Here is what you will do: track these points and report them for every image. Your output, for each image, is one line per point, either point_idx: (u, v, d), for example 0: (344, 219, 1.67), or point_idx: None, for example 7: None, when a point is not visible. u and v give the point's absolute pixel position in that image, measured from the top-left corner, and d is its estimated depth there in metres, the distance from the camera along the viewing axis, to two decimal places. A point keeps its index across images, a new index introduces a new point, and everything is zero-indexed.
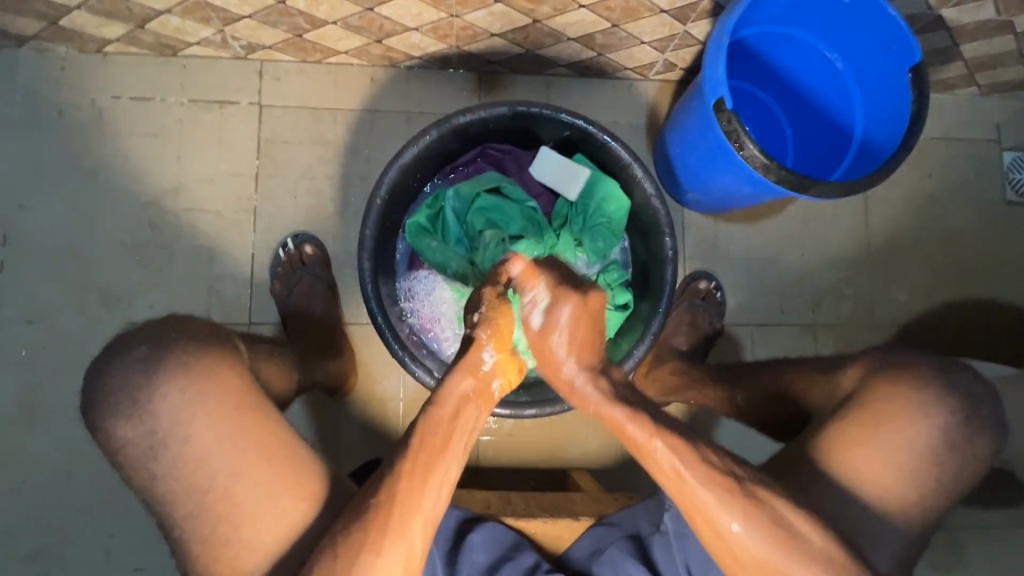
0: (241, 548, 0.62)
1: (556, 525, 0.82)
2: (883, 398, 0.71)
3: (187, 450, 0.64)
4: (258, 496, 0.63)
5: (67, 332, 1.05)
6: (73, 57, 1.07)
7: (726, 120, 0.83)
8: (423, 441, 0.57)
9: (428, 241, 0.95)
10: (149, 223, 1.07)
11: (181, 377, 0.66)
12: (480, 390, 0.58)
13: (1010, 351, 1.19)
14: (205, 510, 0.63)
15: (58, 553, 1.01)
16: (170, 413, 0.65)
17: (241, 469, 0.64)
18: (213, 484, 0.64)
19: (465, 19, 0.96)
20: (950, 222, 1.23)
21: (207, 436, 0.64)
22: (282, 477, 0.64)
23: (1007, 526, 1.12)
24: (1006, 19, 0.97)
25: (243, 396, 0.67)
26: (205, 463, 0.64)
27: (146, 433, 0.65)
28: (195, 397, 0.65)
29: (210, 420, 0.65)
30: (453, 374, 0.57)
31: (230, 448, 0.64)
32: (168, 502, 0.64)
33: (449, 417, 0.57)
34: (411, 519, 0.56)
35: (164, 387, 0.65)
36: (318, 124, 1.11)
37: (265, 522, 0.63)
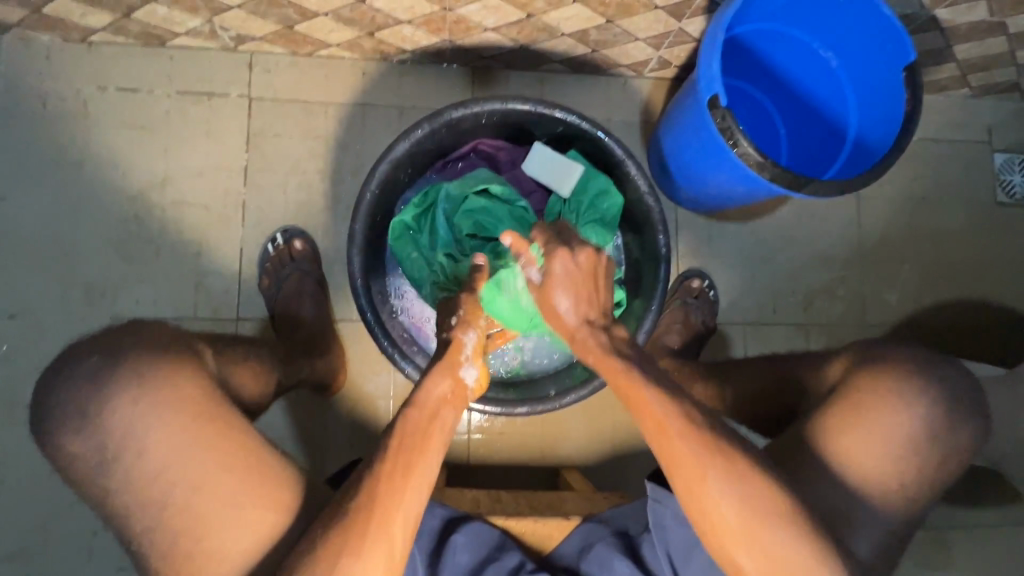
0: (203, 560, 0.61)
1: (547, 525, 0.81)
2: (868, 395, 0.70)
3: (141, 463, 0.62)
4: (220, 508, 0.62)
5: (49, 327, 1.02)
6: (57, 46, 1.05)
7: (720, 117, 0.83)
8: (403, 442, 0.58)
9: (409, 246, 0.94)
10: (135, 217, 1.05)
11: (132, 389, 0.63)
12: (454, 392, 0.63)
13: (999, 352, 1.20)
14: (163, 523, 0.61)
15: (39, 552, 0.99)
16: (122, 427, 0.63)
17: (199, 481, 0.62)
18: (171, 497, 0.62)
19: (459, 12, 0.94)
20: (942, 222, 1.23)
21: (163, 449, 0.62)
22: (244, 487, 0.63)
23: (994, 526, 1.13)
24: (999, 20, 0.97)
25: (200, 405, 0.65)
26: (160, 477, 0.62)
27: (97, 447, 0.63)
28: (148, 408, 0.63)
29: (165, 432, 0.62)
30: (432, 377, 0.63)
31: (188, 460, 0.62)
32: (126, 515, 0.63)
33: (427, 416, 0.60)
34: (390, 520, 0.56)
35: (116, 399, 0.63)
36: (308, 118, 1.09)
37: (228, 533, 0.61)
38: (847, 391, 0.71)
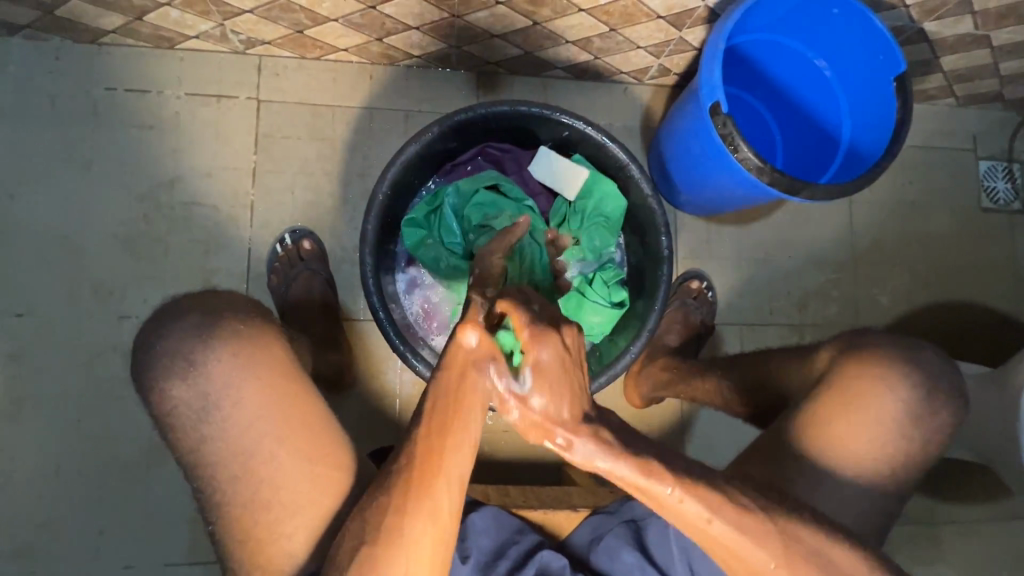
0: (281, 510, 0.63)
1: (557, 515, 0.84)
2: (848, 382, 0.73)
3: (236, 413, 0.64)
4: (301, 460, 0.64)
5: (57, 326, 1.03)
6: (68, 47, 1.06)
7: (722, 123, 0.86)
8: (435, 407, 0.57)
9: (419, 238, 0.96)
10: (144, 217, 1.06)
11: (234, 344, 0.66)
12: (484, 349, 0.54)
13: (986, 352, 1.24)
14: (249, 474, 0.64)
15: (46, 550, 0.99)
16: (222, 376, 0.65)
17: (287, 434, 0.65)
18: (259, 448, 0.64)
19: (467, 19, 0.97)
20: (929, 227, 1.28)
21: (254, 402, 0.65)
22: (323, 445, 0.66)
23: (984, 520, 1.17)
24: (984, 33, 1.01)
25: (290, 365, 0.68)
26: (252, 427, 0.64)
27: (199, 395, 0.65)
28: (247, 364, 0.65)
29: (260, 386, 0.65)
30: (456, 337, 0.55)
31: (279, 414, 0.65)
32: (212, 466, 0.64)
33: (457, 380, 0.55)
34: (433, 483, 0.58)
35: (219, 349, 0.65)
36: (316, 120, 1.11)
37: (307, 487, 0.64)
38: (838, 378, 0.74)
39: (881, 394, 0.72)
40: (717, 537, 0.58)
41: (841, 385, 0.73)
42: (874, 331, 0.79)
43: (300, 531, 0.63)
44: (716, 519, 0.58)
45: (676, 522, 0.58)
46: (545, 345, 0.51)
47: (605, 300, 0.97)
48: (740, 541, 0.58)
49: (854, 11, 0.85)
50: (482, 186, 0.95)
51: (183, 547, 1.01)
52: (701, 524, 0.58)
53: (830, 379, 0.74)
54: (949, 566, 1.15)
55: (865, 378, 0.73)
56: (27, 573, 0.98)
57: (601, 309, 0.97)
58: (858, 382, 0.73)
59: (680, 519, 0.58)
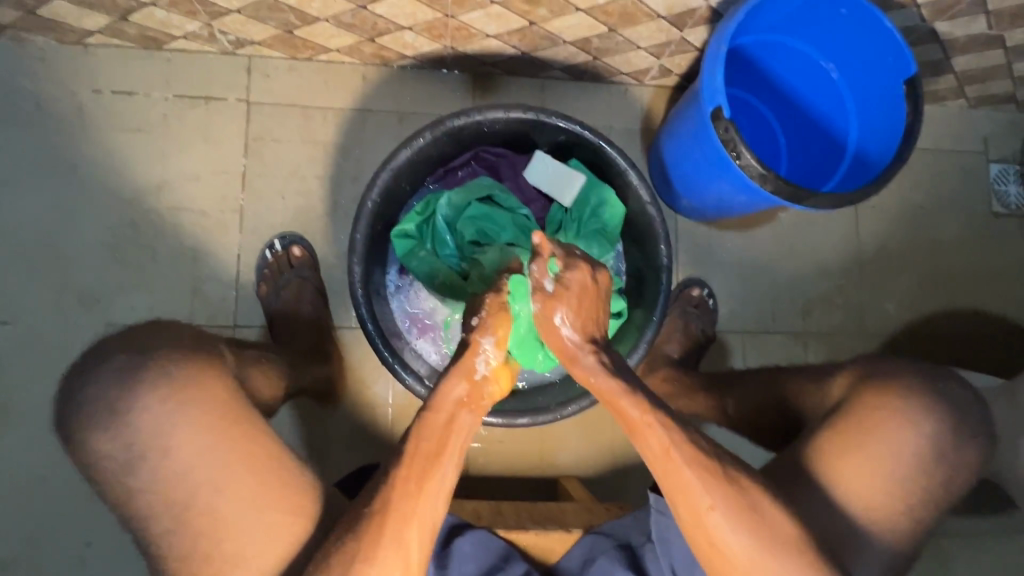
0: (221, 563, 0.60)
1: (547, 537, 0.81)
2: (861, 412, 0.70)
3: (166, 463, 0.61)
4: (243, 509, 0.61)
5: (42, 334, 1.01)
6: (52, 48, 1.03)
7: (723, 129, 0.83)
8: (419, 448, 0.58)
9: (412, 254, 0.93)
10: (131, 222, 1.04)
11: (162, 388, 0.63)
12: (472, 394, 0.61)
13: (995, 360, 1.21)
14: (184, 526, 0.61)
15: (31, 562, 0.97)
16: (148, 425, 0.62)
17: (225, 482, 0.61)
18: (194, 498, 0.61)
19: (460, 19, 0.94)
20: (938, 231, 1.24)
21: (187, 449, 0.62)
22: (266, 491, 0.62)
23: (992, 534, 1.14)
24: (998, 33, 0.97)
25: (228, 406, 0.65)
26: (185, 479, 0.61)
27: (124, 447, 0.62)
28: (177, 408, 0.63)
29: (192, 432, 0.62)
30: (448, 380, 0.61)
31: (216, 460, 0.62)
32: (147, 517, 0.62)
33: (444, 421, 0.60)
34: (406, 528, 0.57)
35: (142, 398, 0.63)
36: (307, 122, 1.08)
37: (249, 538, 0.60)
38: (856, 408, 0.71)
39: (896, 428, 0.69)
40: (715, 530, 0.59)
41: (852, 416, 0.71)
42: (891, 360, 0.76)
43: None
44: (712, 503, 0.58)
45: (670, 495, 0.60)
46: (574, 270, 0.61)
47: None
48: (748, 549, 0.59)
49: (863, 11, 0.82)
50: (475, 199, 0.91)
51: None
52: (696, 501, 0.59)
53: (841, 408, 0.72)
54: None
55: (881, 410, 0.70)
56: None
57: None
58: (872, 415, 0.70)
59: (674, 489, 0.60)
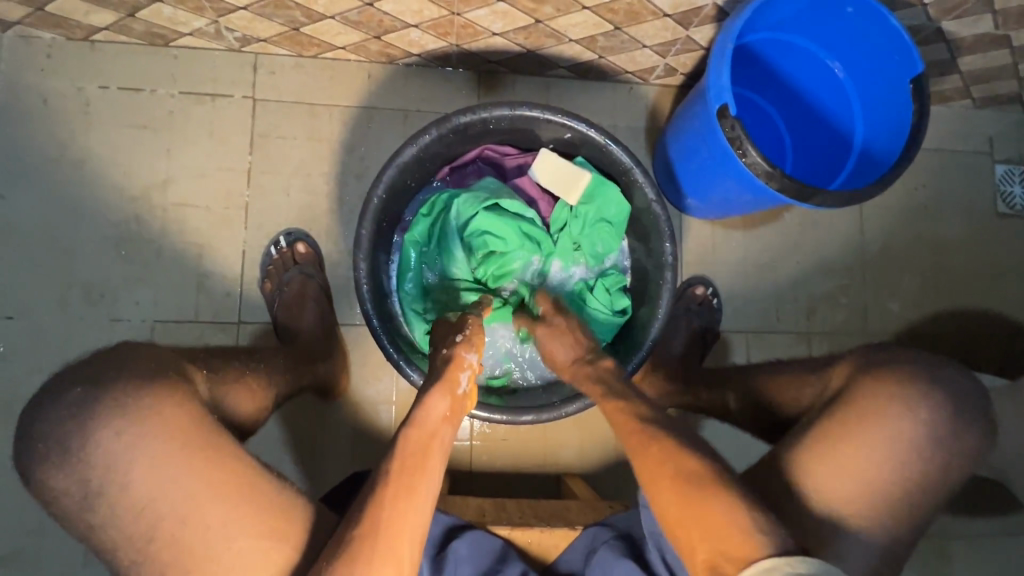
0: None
1: (554, 534, 0.81)
2: (858, 406, 0.69)
3: (126, 496, 0.58)
4: (212, 539, 0.57)
5: (47, 329, 1.01)
6: (60, 44, 1.04)
7: (730, 126, 0.83)
8: (403, 465, 0.57)
9: (419, 258, 0.97)
10: (136, 217, 1.04)
11: (119, 418, 0.59)
12: (452, 409, 0.64)
13: (999, 361, 1.20)
14: (151, 558, 0.57)
15: (33, 556, 0.97)
16: (106, 459, 0.58)
17: (191, 512, 0.58)
18: (159, 529, 0.57)
19: (467, 17, 0.94)
20: (943, 232, 1.24)
21: (149, 480, 0.58)
22: (235, 519, 0.58)
23: (995, 534, 1.13)
24: (1005, 33, 0.97)
25: (190, 433, 0.60)
26: (149, 511, 0.58)
27: (82, 482, 0.58)
28: (135, 439, 0.58)
29: (153, 463, 0.58)
30: (431, 397, 0.63)
31: (179, 491, 0.58)
32: (114, 550, 0.59)
33: (424, 436, 0.60)
34: (398, 542, 0.54)
35: (98, 431, 0.59)
36: (312, 120, 1.08)
37: (220, 569, 0.57)
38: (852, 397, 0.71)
39: (899, 418, 0.68)
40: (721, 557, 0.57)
41: (849, 410, 0.70)
42: (893, 349, 0.76)
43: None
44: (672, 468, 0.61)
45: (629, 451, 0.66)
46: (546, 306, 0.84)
47: (607, 308, 0.94)
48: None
49: (870, 10, 0.82)
50: (482, 208, 0.90)
51: None
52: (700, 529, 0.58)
53: (844, 399, 0.71)
54: None
55: (879, 404, 0.69)
56: None
57: (601, 319, 0.94)
58: (870, 410, 0.69)
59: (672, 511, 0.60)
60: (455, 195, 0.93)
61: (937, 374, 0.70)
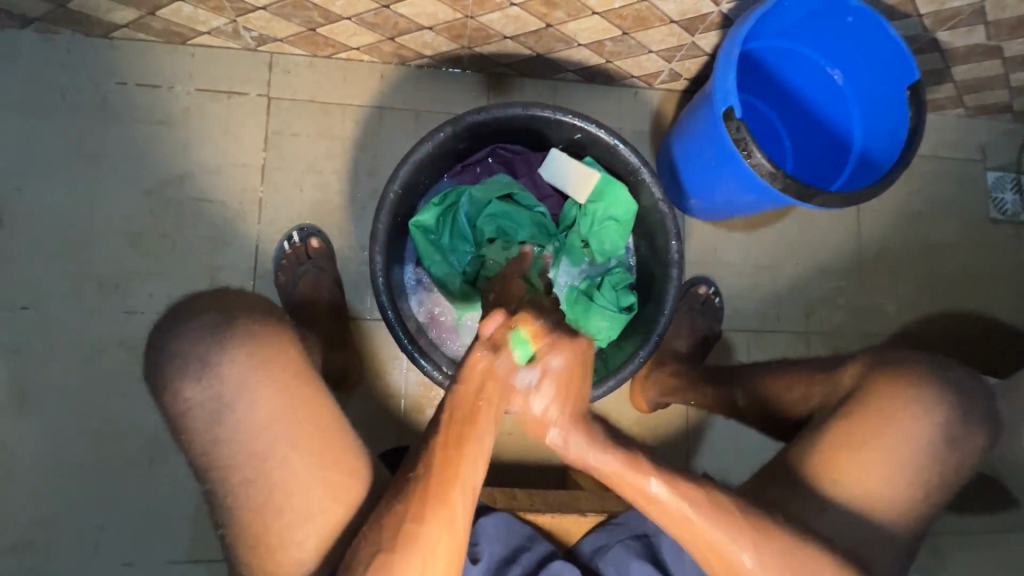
0: (291, 516, 0.62)
1: (563, 519, 0.84)
2: (871, 401, 0.74)
3: (249, 415, 0.64)
4: (311, 466, 0.64)
5: (61, 320, 1.02)
6: (79, 41, 1.06)
7: (735, 129, 0.86)
8: (454, 417, 0.59)
9: (426, 242, 0.95)
10: (152, 211, 1.06)
11: (248, 345, 0.66)
12: (496, 365, 0.58)
13: (992, 363, 1.23)
14: (261, 479, 0.63)
15: (44, 547, 0.98)
16: (235, 377, 0.64)
17: (297, 438, 0.64)
18: (272, 451, 0.63)
19: (480, 20, 0.97)
20: (937, 236, 1.28)
21: (269, 405, 0.64)
22: (330, 451, 0.65)
23: (989, 532, 1.16)
24: (996, 44, 1.01)
25: (302, 368, 0.67)
26: (264, 433, 0.64)
27: (212, 396, 0.64)
28: (261, 365, 0.65)
29: (274, 389, 0.65)
30: (474, 350, 0.59)
31: (291, 417, 0.64)
32: (226, 468, 0.64)
33: (474, 391, 0.59)
34: (449, 489, 0.58)
35: (232, 350, 0.65)
36: (326, 118, 1.10)
37: (317, 493, 0.63)
38: (870, 398, 0.74)
39: (914, 418, 0.72)
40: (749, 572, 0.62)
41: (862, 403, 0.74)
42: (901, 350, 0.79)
43: (310, 538, 0.62)
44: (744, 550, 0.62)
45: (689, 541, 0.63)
46: (557, 351, 0.57)
47: (613, 305, 0.96)
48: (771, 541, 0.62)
49: (868, 20, 0.86)
50: (496, 199, 0.95)
51: (184, 545, 1.00)
52: (730, 552, 0.61)
53: (857, 395, 0.75)
54: None
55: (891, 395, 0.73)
56: (25, 568, 0.97)
57: (608, 314, 0.96)
58: (883, 402, 0.73)
59: (702, 545, 0.62)
60: (470, 189, 0.96)
61: (947, 372, 0.75)
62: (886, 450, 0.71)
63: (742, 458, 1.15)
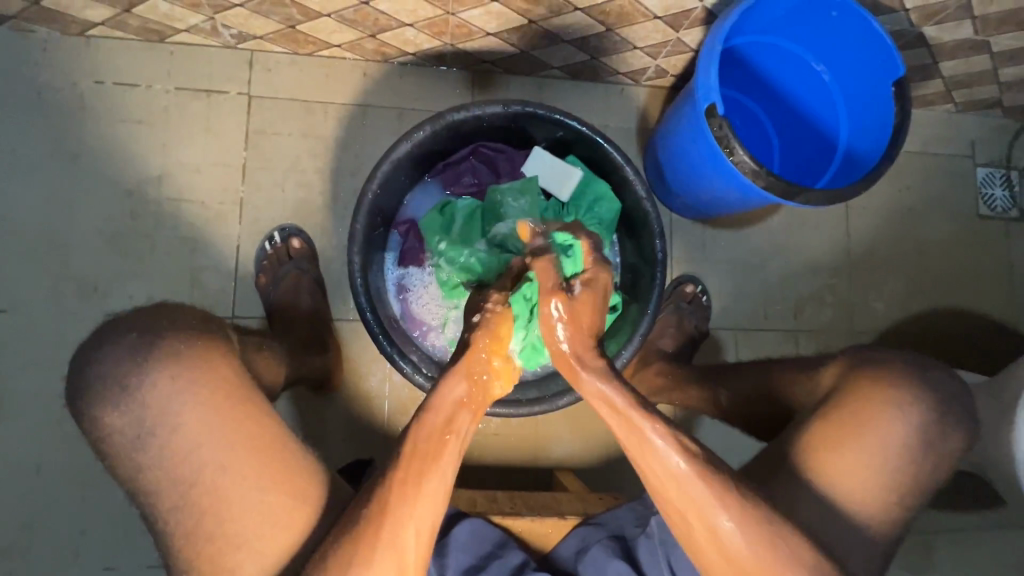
0: (224, 544, 0.62)
1: (543, 523, 0.83)
2: (857, 400, 0.73)
3: (174, 440, 0.63)
4: (246, 490, 0.62)
5: (40, 323, 1.01)
6: (55, 39, 1.04)
7: (717, 125, 0.85)
8: (415, 453, 0.58)
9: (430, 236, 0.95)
10: (130, 212, 1.05)
11: (171, 366, 0.65)
12: (474, 396, 0.60)
13: (980, 359, 1.23)
14: (190, 504, 0.62)
15: (23, 551, 0.97)
16: (158, 403, 0.63)
17: (230, 463, 0.63)
18: (200, 476, 0.62)
19: (461, 17, 0.95)
20: (927, 233, 1.27)
21: (194, 428, 0.63)
22: (268, 473, 0.63)
23: (977, 530, 1.15)
24: (984, 39, 1.00)
25: (234, 388, 0.66)
26: (192, 456, 0.63)
27: (133, 422, 0.63)
28: (185, 386, 0.64)
29: (198, 410, 0.64)
30: (447, 379, 0.60)
31: (221, 441, 0.63)
32: (154, 493, 0.63)
33: (442, 423, 0.59)
34: (402, 528, 0.58)
35: (153, 373, 0.64)
36: (307, 117, 1.09)
37: (250, 518, 0.62)
38: (849, 400, 0.73)
39: (895, 418, 0.71)
40: (726, 538, 0.61)
41: (846, 409, 0.73)
42: (883, 350, 0.79)
43: (245, 564, 0.61)
44: (737, 532, 0.61)
45: (676, 513, 0.62)
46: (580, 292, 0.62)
47: None
48: (757, 554, 0.61)
49: (852, 15, 0.85)
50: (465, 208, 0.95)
51: None
52: (712, 518, 0.60)
53: (836, 397, 0.75)
54: None
55: (869, 400, 0.72)
56: (4, 573, 0.97)
57: None
58: (861, 406, 0.72)
59: (686, 504, 0.61)
60: (506, 184, 0.93)
61: (925, 371, 0.75)
62: (865, 455, 0.70)
63: (730, 457, 1.14)
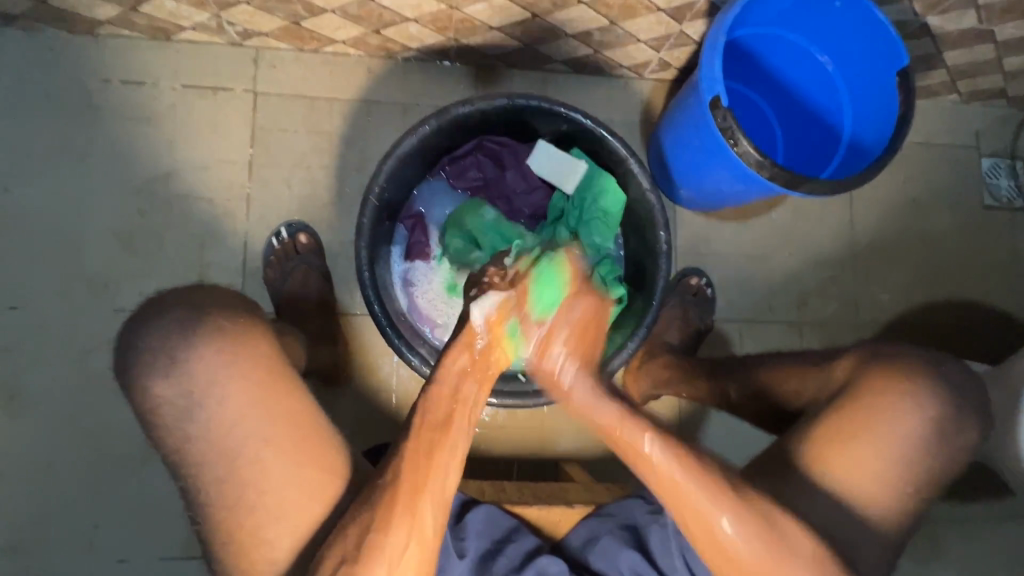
0: (264, 515, 0.63)
1: (551, 512, 0.84)
2: (866, 397, 0.73)
3: (221, 412, 0.64)
4: (288, 463, 0.64)
5: (51, 320, 1.02)
6: (63, 38, 1.05)
7: (722, 116, 0.85)
8: (426, 423, 0.60)
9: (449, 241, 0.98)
10: (139, 208, 1.06)
11: (218, 341, 0.66)
12: (479, 365, 0.62)
13: (985, 350, 1.23)
14: (233, 476, 0.63)
15: (38, 545, 0.99)
16: (206, 375, 0.65)
17: (272, 436, 0.64)
18: (240, 450, 0.63)
19: (465, 11, 0.96)
20: (932, 223, 1.27)
21: (239, 402, 0.64)
22: (307, 447, 0.65)
23: (983, 520, 1.15)
24: (988, 28, 1.00)
25: (276, 364, 0.67)
26: (235, 429, 0.64)
27: (181, 394, 0.64)
28: (231, 361, 0.65)
29: (241, 385, 0.65)
30: (451, 350, 0.62)
31: (262, 417, 0.64)
32: (194, 466, 0.64)
33: (449, 393, 0.61)
34: (418, 498, 0.59)
35: (203, 347, 0.65)
36: (312, 113, 1.10)
37: (291, 490, 0.64)
38: (858, 393, 0.74)
39: (907, 411, 0.72)
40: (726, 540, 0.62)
41: (852, 400, 0.74)
42: (893, 344, 0.80)
43: (283, 536, 0.63)
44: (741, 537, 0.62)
45: (679, 514, 0.63)
46: (580, 300, 0.66)
47: None
48: (760, 528, 0.62)
49: (856, 4, 0.85)
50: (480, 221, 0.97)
51: (177, 542, 1.00)
52: (713, 523, 0.62)
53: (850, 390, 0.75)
54: (948, 567, 1.14)
55: (879, 393, 0.73)
56: (20, 566, 0.98)
57: None
58: (874, 399, 0.73)
59: (688, 511, 0.62)
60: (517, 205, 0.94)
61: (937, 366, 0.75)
62: (875, 446, 0.71)
63: (736, 448, 1.14)
